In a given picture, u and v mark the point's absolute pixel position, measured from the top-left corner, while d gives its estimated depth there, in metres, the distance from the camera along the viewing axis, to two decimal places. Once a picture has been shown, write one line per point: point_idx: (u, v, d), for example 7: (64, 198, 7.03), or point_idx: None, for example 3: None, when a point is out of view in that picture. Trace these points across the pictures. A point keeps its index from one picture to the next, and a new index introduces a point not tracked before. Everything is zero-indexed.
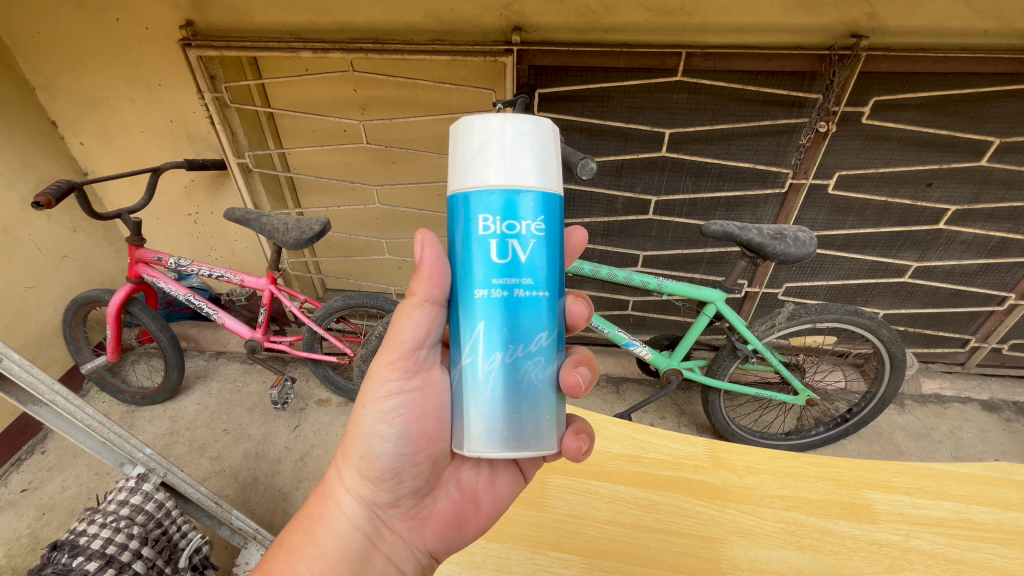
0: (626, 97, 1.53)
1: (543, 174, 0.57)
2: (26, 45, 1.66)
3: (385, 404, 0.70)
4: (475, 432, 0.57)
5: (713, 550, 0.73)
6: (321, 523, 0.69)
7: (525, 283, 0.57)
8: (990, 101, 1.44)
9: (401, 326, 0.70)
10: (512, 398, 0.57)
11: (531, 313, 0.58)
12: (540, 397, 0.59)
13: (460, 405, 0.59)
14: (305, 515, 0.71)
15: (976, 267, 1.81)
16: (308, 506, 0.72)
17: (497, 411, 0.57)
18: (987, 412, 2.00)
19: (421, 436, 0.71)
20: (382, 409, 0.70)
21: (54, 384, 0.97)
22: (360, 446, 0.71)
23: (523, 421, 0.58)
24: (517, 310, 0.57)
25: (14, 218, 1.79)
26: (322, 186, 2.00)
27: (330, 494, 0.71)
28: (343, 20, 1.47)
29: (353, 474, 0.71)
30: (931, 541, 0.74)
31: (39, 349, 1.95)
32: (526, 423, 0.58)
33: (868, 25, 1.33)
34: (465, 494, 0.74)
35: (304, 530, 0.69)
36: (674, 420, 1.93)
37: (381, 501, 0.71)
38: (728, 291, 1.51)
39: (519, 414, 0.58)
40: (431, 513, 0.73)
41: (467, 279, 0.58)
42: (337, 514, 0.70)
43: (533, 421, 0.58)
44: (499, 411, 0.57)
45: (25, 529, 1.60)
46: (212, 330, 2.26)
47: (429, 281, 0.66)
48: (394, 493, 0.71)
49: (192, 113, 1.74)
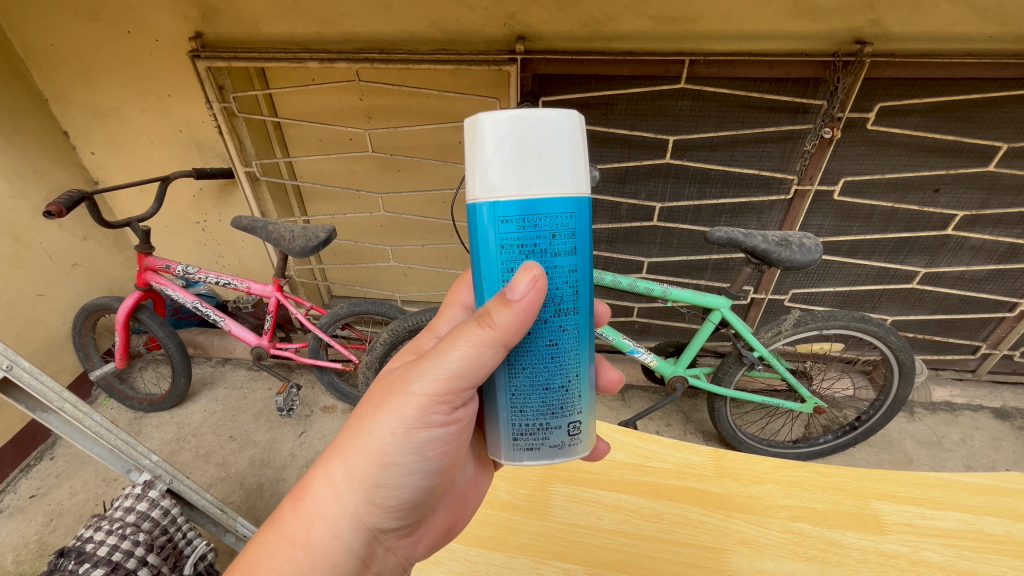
0: (630, 104, 1.54)
1: (526, 122, 0.51)
2: (40, 57, 1.69)
3: (421, 434, 0.63)
4: (535, 448, 0.60)
5: (718, 561, 0.72)
6: (311, 551, 0.59)
7: (572, 309, 0.58)
8: (997, 107, 1.43)
9: (459, 354, 0.59)
10: (573, 409, 0.61)
11: (577, 332, 0.59)
12: (594, 401, 0.63)
13: (520, 423, 0.60)
14: (277, 536, 0.60)
15: (986, 272, 1.79)
16: (281, 527, 0.60)
17: (561, 423, 0.60)
18: (1000, 420, 1.96)
19: (437, 468, 0.67)
20: (415, 440, 0.63)
21: (63, 391, 0.99)
22: (370, 467, 0.62)
23: (584, 431, 0.62)
24: (563, 331, 0.58)
25: (27, 226, 1.82)
26: (328, 194, 2.02)
27: (316, 517, 0.61)
28: (349, 31, 1.50)
29: (356, 498, 0.62)
30: (940, 552, 0.73)
31: (49, 356, 1.97)
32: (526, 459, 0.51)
33: (872, 32, 1.33)
34: (456, 502, 0.77)
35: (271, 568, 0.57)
36: (680, 427, 1.92)
37: (383, 527, 0.66)
38: (734, 298, 1.50)
39: (580, 424, 0.61)
40: (428, 527, 0.73)
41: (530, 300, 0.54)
42: (326, 542, 0.61)
43: (585, 428, 0.62)
44: (563, 423, 0.60)
45: (33, 536, 1.61)
46: (218, 336, 2.28)
47: (515, 322, 0.55)
48: (401, 520, 0.67)
49: (200, 123, 1.76)
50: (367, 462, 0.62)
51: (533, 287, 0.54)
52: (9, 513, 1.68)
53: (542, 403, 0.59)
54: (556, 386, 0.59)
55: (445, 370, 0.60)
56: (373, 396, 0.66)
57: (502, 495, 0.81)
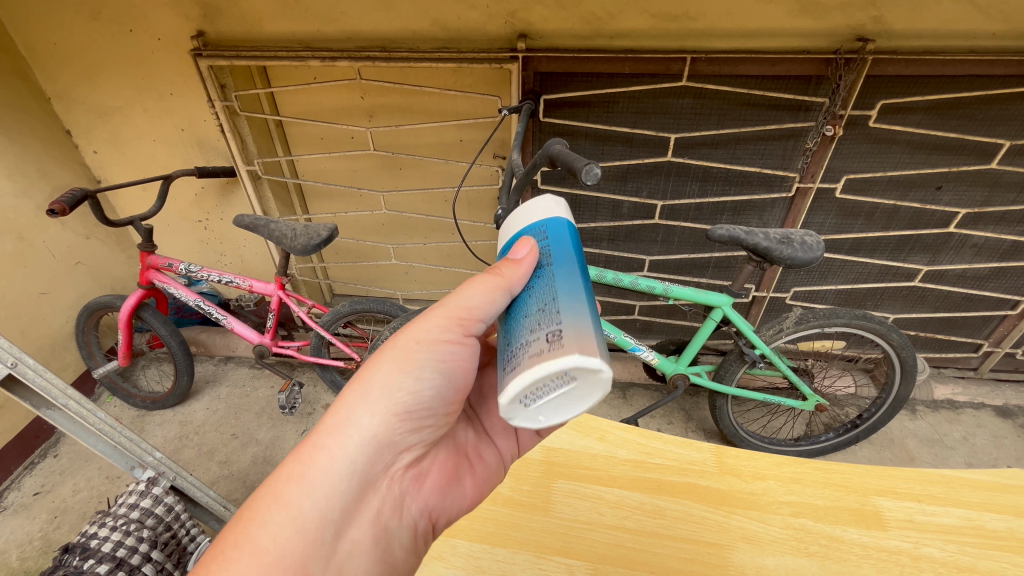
0: (632, 102, 1.54)
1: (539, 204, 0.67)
2: (42, 55, 1.69)
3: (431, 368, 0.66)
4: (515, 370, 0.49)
5: (719, 556, 0.72)
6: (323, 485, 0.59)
7: (548, 262, 0.58)
8: (1000, 104, 1.43)
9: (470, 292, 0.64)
10: (548, 319, 0.51)
11: (552, 274, 0.56)
12: (582, 313, 0.51)
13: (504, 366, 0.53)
14: (261, 500, 0.57)
15: (988, 270, 1.78)
16: (290, 470, 0.59)
17: (536, 336, 0.51)
18: (1002, 418, 1.96)
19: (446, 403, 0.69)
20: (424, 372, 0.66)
21: (68, 388, 0.99)
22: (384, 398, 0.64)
23: (566, 333, 0.49)
24: (540, 278, 0.57)
25: (30, 225, 1.83)
26: (330, 193, 2.02)
27: (324, 457, 0.60)
28: (350, 29, 1.50)
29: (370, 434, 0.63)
30: (942, 548, 0.73)
31: (53, 354, 1.98)
32: (526, 356, 0.49)
33: (874, 29, 1.33)
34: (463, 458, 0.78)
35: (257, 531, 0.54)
36: (681, 425, 1.92)
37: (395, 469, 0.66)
38: (736, 295, 1.50)
39: (560, 327, 0.50)
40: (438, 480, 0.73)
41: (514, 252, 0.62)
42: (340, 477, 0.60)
43: (571, 328, 0.49)
44: (538, 335, 0.50)
45: (37, 532, 1.62)
46: (220, 334, 2.28)
47: (517, 266, 0.60)
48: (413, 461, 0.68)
49: (202, 122, 1.77)
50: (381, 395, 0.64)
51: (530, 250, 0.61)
52: (14, 510, 1.69)
53: (521, 333, 0.53)
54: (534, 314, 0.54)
55: (458, 308, 0.65)
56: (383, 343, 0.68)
57: (505, 491, 0.81)
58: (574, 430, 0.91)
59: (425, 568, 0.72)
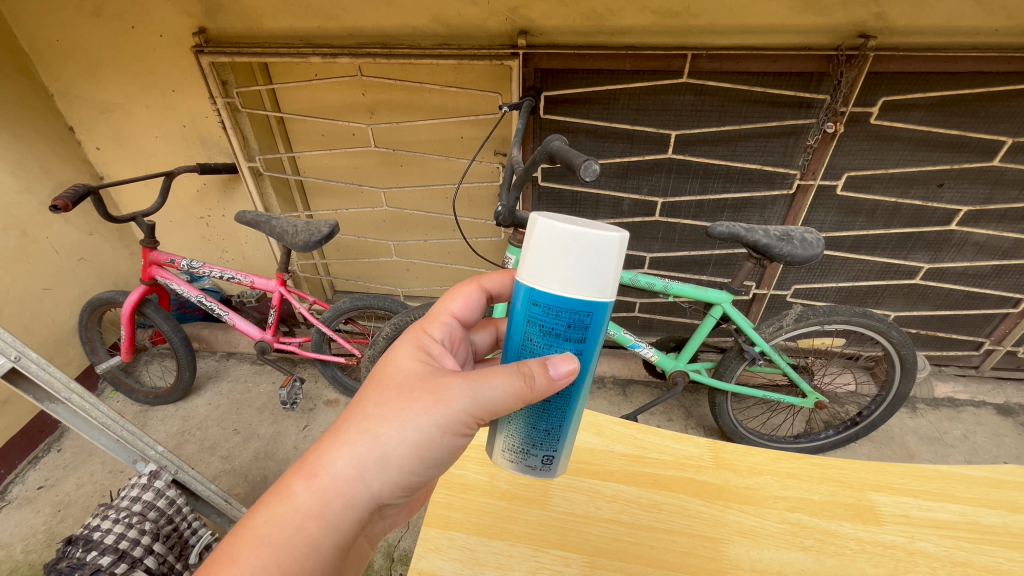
0: (632, 99, 1.54)
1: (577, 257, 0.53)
2: (45, 52, 1.70)
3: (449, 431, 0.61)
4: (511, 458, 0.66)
5: (715, 550, 0.73)
6: (319, 522, 0.56)
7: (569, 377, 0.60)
8: (1003, 101, 1.42)
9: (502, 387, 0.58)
10: (550, 444, 0.65)
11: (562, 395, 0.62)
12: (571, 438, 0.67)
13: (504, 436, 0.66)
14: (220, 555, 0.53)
15: (990, 269, 1.78)
16: (291, 500, 0.56)
17: (537, 453, 0.65)
18: (1003, 416, 1.96)
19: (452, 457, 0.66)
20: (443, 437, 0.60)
21: (70, 382, 1.00)
22: (398, 452, 0.59)
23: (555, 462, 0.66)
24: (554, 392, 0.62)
25: (34, 221, 1.84)
26: (331, 189, 2.03)
27: (330, 493, 0.57)
28: (351, 26, 1.50)
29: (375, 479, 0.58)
30: (937, 543, 0.73)
31: (56, 349, 2.00)
32: (525, 460, 0.66)
33: (876, 26, 1.32)
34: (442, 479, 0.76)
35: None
36: (681, 422, 1.93)
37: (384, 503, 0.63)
38: (736, 292, 1.50)
39: (554, 455, 0.66)
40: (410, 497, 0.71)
41: (551, 373, 0.57)
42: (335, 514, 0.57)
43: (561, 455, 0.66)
44: (538, 453, 0.65)
45: (41, 526, 1.63)
46: (223, 331, 2.30)
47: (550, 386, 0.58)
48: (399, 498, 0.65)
49: (204, 119, 1.77)
50: (396, 447, 0.58)
51: (566, 373, 0.58)
52: (17, 504, 1.70)
53: (528, 429, 0.64)
54: (541, 423, 0.64)
55: (488, 393, 0.59)
56: (409, 383, 0.62)
57: (503, 485, 0.81)
58: None
59: (422, 561, 0.71)
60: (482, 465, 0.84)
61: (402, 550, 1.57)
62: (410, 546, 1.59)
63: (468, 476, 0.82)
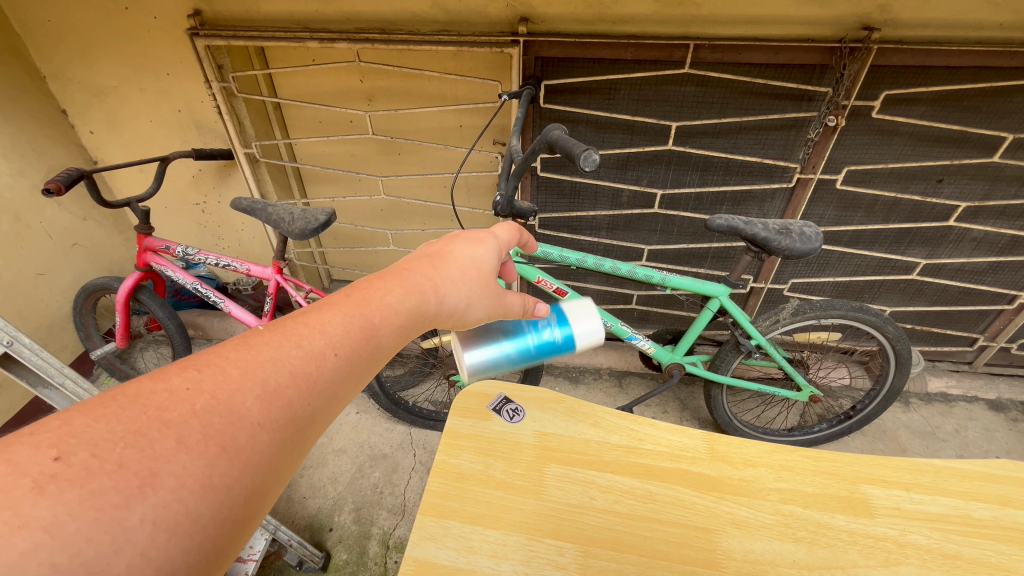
0: (633, 89, 1.52)
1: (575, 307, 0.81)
2: (37, 32, 1.67)
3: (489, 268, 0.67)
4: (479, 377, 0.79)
5: (708, 541, 0.73)
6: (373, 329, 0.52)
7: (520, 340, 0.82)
8: (1006, 97, 1.41)
9: (510, 239, 0.72)
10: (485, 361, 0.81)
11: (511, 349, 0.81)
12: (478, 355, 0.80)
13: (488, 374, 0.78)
14: (354, 315, 0.51)
15: (986, 265, 1.78)
16: (358, 302, 0.52)
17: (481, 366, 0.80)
18: (994, 411, 1.98)
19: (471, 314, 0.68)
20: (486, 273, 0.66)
21: (64, 367, 0.98)
22: (453, 277, 0.62)
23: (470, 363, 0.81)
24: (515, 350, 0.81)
25: (26, 205, 1.82)
26: (329, 177, 2.02)
27: (389, 304, 0.54)
28: (350, 10, 1.48)
29: (430, 300, 0.58)
30: (928, 535, 0.74)
31: (50, 334, 1.98)
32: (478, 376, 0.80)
33: (880, 18, 1.31)
34: None
35: (347, 356, 0.49)
36: (676, 414, 1.94)
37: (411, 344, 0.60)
38: (732, 286, 1.49)
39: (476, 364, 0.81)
40: None
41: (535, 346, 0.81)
42: (392, 325, 0.54)
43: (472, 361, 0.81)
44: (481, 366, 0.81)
45: None
46: (219, 318, 2.29)
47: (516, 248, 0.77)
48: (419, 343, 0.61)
49: (200, 103, 1.75)
50: (456, 274, 0.62)
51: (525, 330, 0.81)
52: None
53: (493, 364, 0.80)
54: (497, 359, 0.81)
55: (503, 246, 0.71)
56: (458, 240, 0.67)
57: (498, 475, 0.81)
58: (568, 415, 0.91)
59: (417, 548, 0.71)
60: (478, 455, 0.85)
61: (397, 537, 1.59)
62: (404, 534, 1.61)
63: (464, 465, 0.82)
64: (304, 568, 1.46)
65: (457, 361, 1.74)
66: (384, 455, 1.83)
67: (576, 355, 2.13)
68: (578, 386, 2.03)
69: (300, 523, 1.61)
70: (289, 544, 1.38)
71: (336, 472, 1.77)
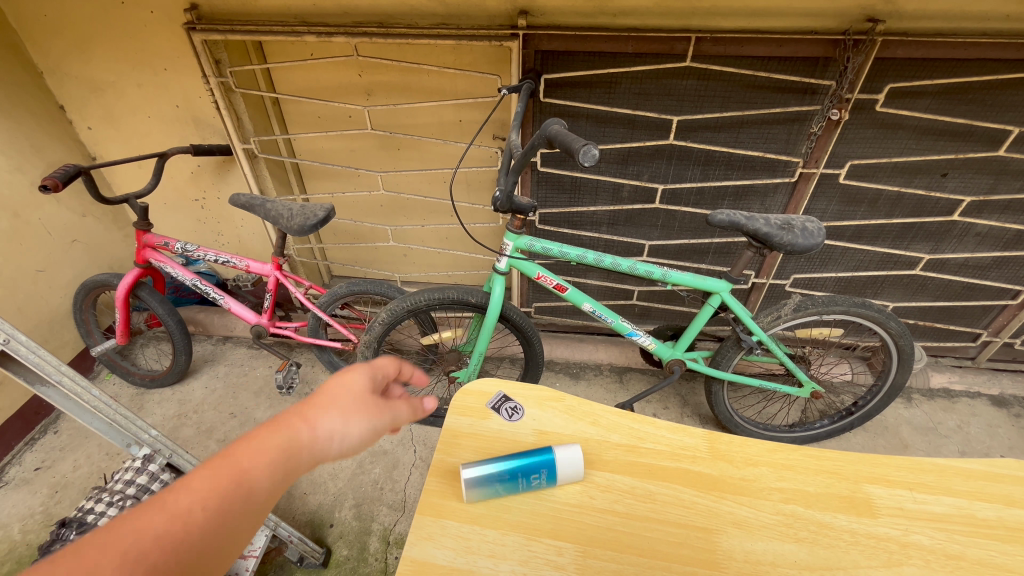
0: (634, 83, 1.50)
1: None
2: (33, 27, 1.65)
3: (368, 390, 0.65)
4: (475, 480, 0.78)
5: (709, 541, 0.73)
6: (235, 481, 0.50)
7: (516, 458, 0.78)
8: (1012, 89, 1.38)
9: (391, 361, 0.71)
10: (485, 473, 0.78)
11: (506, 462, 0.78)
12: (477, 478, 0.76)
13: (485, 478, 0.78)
14: (216, 472, 0.50)
15: (990, 260, 1.77)
16: (220, 460, 0.52)
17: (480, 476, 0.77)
18: (997, 407, 1.97)
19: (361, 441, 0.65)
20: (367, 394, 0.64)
21: (61, 364, 0.95)
22: (325, 410, 0.60)
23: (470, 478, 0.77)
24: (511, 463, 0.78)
25: (25, 201, 1.81)
26: (328, 172, 2.00)
27: (253, 453, 0.53)
28: (348, 4, 1.46)
29: (300, 439, 0.56)
30: (931, 536, 0.73)
31: (51, 331, 1.98)
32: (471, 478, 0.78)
33: (885, 9, 1.29)
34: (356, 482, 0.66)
35: (211, 510, 0.48)
36: (677, 410, 1.93)
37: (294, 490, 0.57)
38: (734, 282, 1.48)
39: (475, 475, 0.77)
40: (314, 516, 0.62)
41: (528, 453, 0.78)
42: (256, 475, 0.52)
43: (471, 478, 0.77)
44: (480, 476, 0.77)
45: (38, 506, 1.64)
46: (219, 314, 2.29)
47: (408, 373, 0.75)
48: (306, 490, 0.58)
49: (198, 99, 1.74)
50: (328, 406, 0.60)
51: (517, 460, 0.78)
52: (15, 484, 1.70)
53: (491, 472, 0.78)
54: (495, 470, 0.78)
55: (383, 366, 0.70)
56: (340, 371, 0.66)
57: None
58: (567, 413, 0.90)
59: (414, 549, 0.71)
60: (477, 454, 0.84)
61: (397, 534, 1.59)
62: (405, 530, 1.61)
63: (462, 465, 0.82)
64: (304, 564, 1.46)
65: (457, 357, 1.74)
66: (384, 451, 1.83)
67: (576, 352, 2.12)
68: (578, 382, 2.03)
69: (301, 519, 1.61)
70: (289, 540, 1.38)
71: (336, 469, 1.77)
